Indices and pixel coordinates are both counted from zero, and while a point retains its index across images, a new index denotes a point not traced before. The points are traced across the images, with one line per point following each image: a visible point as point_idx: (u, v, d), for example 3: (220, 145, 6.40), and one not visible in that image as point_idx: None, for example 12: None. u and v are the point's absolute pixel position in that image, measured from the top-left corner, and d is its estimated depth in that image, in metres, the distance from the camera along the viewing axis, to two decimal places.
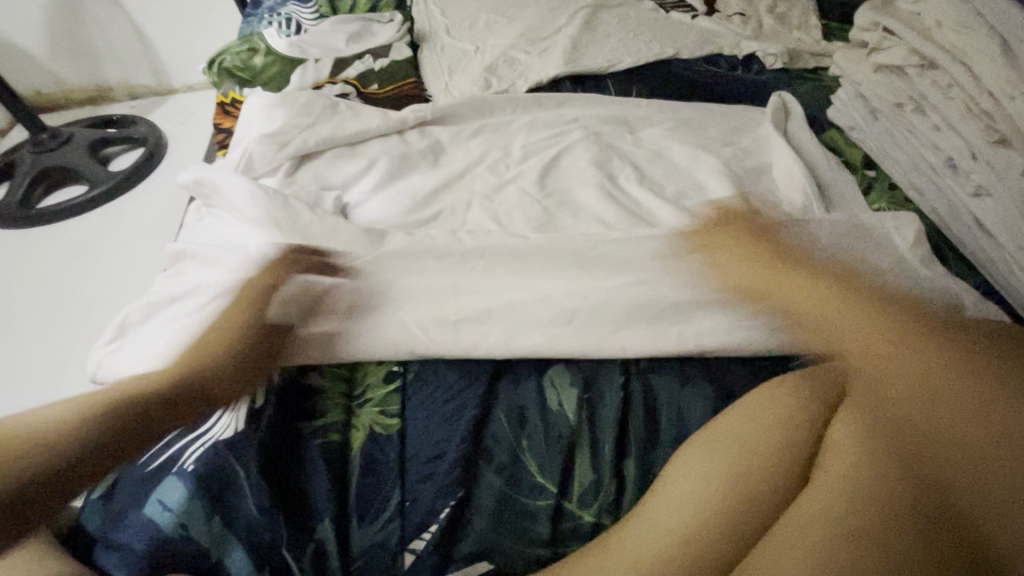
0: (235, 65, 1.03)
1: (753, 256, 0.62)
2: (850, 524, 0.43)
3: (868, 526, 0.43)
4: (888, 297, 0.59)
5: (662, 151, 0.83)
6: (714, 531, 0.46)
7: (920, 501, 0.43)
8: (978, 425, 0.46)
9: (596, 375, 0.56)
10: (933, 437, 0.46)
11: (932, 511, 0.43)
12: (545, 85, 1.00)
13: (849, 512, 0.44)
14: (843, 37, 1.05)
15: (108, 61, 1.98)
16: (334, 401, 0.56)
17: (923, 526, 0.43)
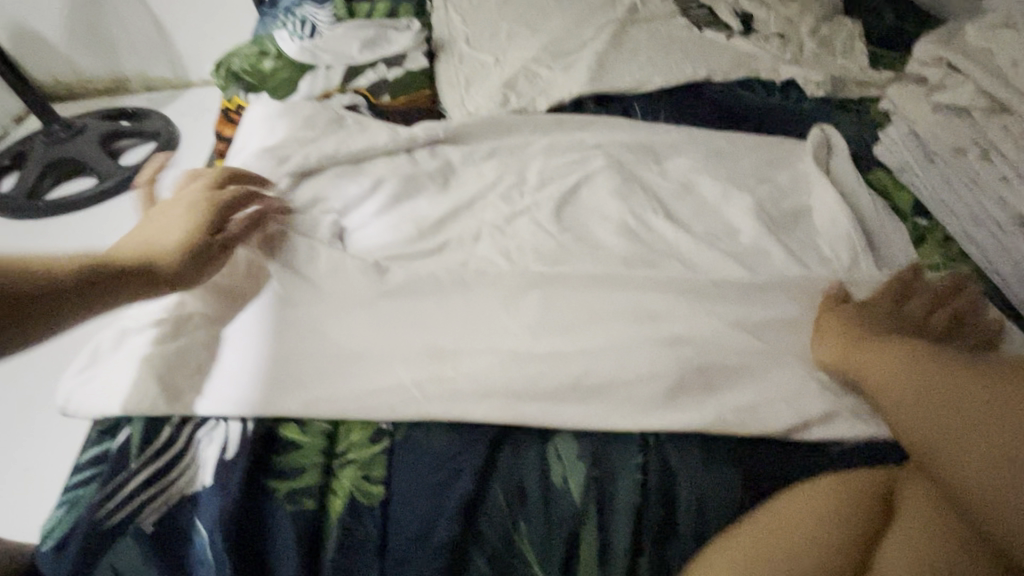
0: (243, 69, 1.00)
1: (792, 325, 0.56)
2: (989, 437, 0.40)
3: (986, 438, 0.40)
4: None
5: (690, 183, 0.76)
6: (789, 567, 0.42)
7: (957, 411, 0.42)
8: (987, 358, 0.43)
9: (606, 450, 0.50)
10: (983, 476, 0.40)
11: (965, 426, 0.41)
12: (568, 104, 0.93)
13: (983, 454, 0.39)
14: (892, 66, 0.98)
15: (125, 52, 1.95)
16: (311, 459, 0.50)
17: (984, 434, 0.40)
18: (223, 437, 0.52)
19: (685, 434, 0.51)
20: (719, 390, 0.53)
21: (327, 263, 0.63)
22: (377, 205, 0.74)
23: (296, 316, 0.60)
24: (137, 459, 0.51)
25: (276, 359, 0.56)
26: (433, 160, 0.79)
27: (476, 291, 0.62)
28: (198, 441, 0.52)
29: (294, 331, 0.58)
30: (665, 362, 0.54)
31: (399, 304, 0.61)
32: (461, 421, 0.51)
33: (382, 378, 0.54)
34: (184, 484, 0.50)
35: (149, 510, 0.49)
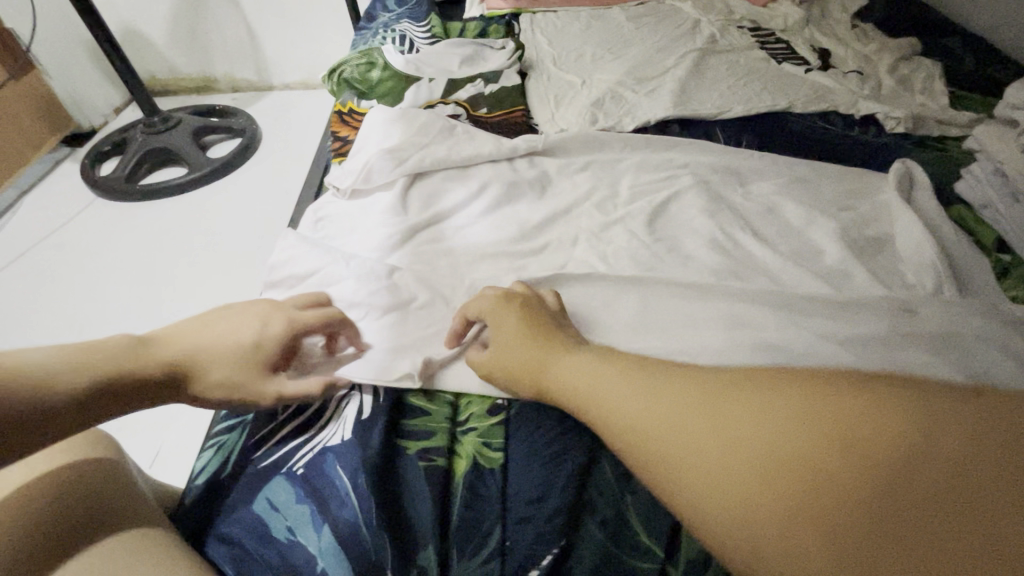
0: (354, 76, 1.09)
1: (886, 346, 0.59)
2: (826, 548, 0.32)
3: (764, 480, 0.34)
4: None
5: (774, 207, 0.81)
6: None
7: (948, 499, 0.30)
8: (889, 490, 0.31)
9: None
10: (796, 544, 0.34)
11: (773, 508, 0.34)
12: (653, 125, 0.99)
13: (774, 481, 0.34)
14: (972, 107, 1.00)
15: (220, 54, 2.12)
16: (439, 424, 0.57)
17: (806, 493, 0.33)
18: (358, 399, 0.59)
19: None
20: None
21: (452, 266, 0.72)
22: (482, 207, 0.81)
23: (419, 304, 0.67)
24: (286, 412, 0.60)
25: (406, 339, 0.63)
26: (532, 171, 0.86)
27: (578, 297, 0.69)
28: (335, 402, 0.60)
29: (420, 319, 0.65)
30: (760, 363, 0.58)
31: None
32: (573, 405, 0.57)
33: None
34: (326, 435, 0.57)
35: (297, 456, 0.56)
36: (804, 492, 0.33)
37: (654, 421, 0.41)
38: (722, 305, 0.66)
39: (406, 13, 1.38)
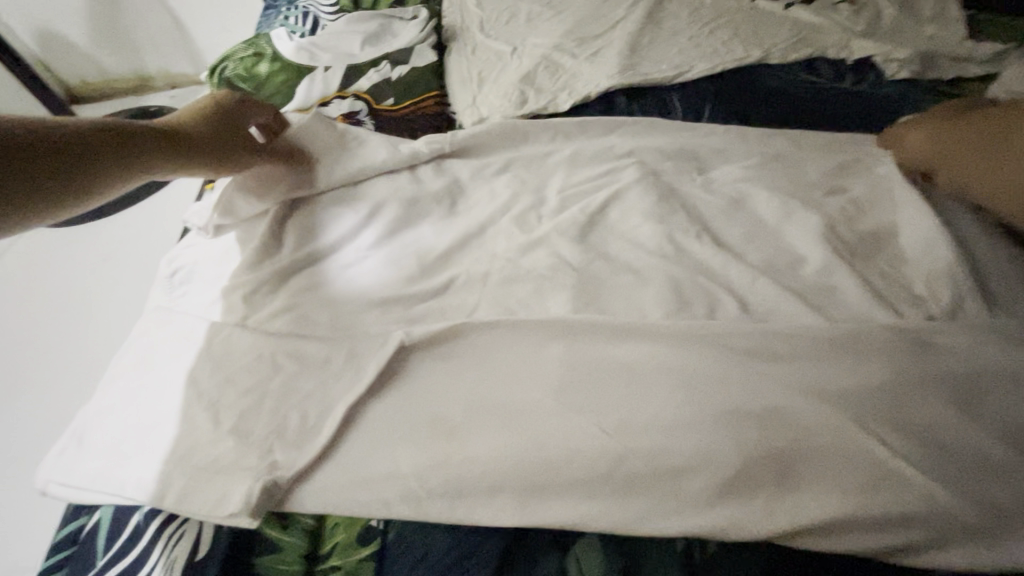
0: (238, 73, 0.92)
1: (892, 406, 0.43)
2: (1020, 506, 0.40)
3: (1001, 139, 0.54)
4: None
5: (747, 198, 0.63)
6: (996, 412, 0.43)
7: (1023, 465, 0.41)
8: None
9: (638, 565, 0.40)
10: None
11: None
12: (595, 99, 0.81)
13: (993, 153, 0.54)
14: (997, 34, 0.80)
15: (146, 49, 1.73)
16: (292, 567, 0.43)
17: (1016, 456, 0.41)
18: (192, 532, 0.45)
19: (743, 545, 0.41)
20: (799, 486, 0.41)
21: (329, 322, 0.57)
22: (375, 235, 0.65)
23: (279, 382, 0.52)
24: (106, 555, 0.46)
25: (262, 433, 0.49)
26: (438, 181, 0.69)
27: (487, 347, 0.52)
28: (163, 535, 0.46)
29: (280, 403, 0.51)
30: (719, 443, 0.42)
31: (400, 379, 0.51)
32: (465, 527, 0.43)
33: (374, 466, 0.46)
34: None
35: None
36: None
37: (997, 417, 0.43)
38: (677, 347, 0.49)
39: None
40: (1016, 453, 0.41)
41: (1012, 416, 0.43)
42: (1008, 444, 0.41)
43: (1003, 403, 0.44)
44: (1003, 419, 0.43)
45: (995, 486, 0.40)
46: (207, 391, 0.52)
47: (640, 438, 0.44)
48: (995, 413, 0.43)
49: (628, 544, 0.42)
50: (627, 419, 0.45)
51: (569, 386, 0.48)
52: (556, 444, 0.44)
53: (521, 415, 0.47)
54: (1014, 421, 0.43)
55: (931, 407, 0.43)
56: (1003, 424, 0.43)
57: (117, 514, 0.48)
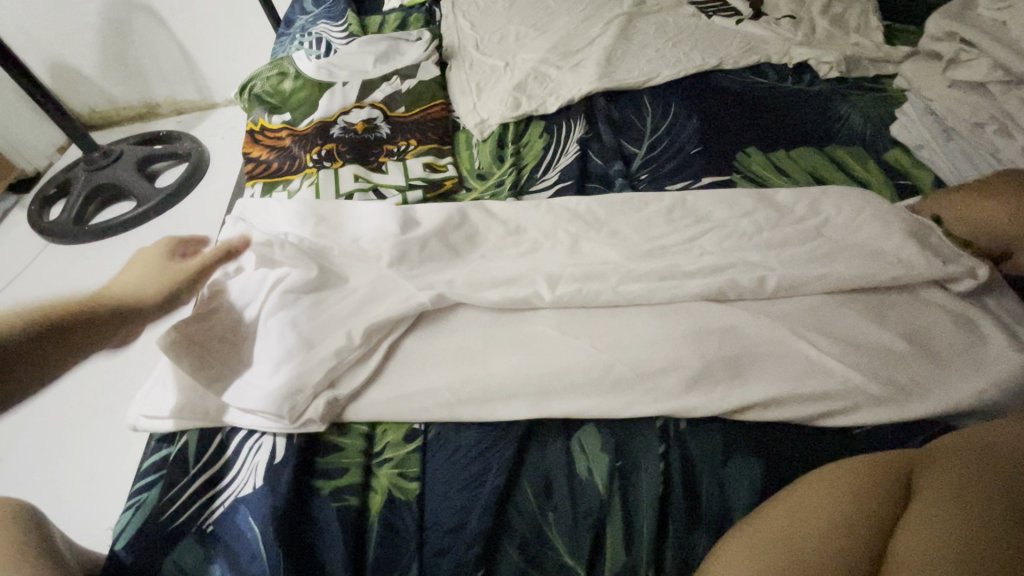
0: (265, 90, 1.04)
1: (817, 319, 0.56)
2: (917, 382, 0.51)
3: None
4: (965, 366, 0.52)
5: (707, 176, 0.77)
6: (898, 317, 0.56)
7: (918, 352, 0.53)
8: (947, 388, 0.51)
9: (629, 440, 0.52)
10: (927, 362, 0.52)
11: (935, 372, 0.52)
12: (578, 102, 0.94)
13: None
14: (909, 41, 0.96)
15: (156, 77, 1.79)
16: (353, 460, 0.54)
17: (912, 345, 0.53)
18: (270, 441, 0.56)
19: (708, 422, 0.52)
20: (747, 378, 0.53)
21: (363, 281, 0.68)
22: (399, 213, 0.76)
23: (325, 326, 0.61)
24: (196, 465, 0.56)
25: None
26: None
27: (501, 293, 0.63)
28: (247, 445, 0.57)
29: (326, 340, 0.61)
30: (686, 349, 0.54)
31: (430, 321, 0.63)
32: (492, 423, 0.54)
33: (415, 385, 0.57)
34: (236, 487, 0.54)
35: (206, 512, 0.53)
36: (919, 353, 0.53)
37: (899, 320, 0.56)
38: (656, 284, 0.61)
39: (323, 13, 1.31)
40: (912, 342, 0.54)
41: (911, 318, 0.56)
42: (904, 335, 0.54)
43: (904, 310, 0.56)
44: (904, 322, 0.55)
45: (896, 367, 0.52)
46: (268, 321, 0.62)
47: (626, 350, 0.56)
48: (901, 318, 0.56)
49: (620, 427, 0.53)
50: (615, 337, 0.57)
51: (568, 318, 0.60)
52: (562, 359, 0.56)
53: (531, 340, 0.59)
54: (911, 322, 0.55)
55: (851, 315, 0.56)
56: (904, 323, 0.55)
57: (201, 438, 0.58)
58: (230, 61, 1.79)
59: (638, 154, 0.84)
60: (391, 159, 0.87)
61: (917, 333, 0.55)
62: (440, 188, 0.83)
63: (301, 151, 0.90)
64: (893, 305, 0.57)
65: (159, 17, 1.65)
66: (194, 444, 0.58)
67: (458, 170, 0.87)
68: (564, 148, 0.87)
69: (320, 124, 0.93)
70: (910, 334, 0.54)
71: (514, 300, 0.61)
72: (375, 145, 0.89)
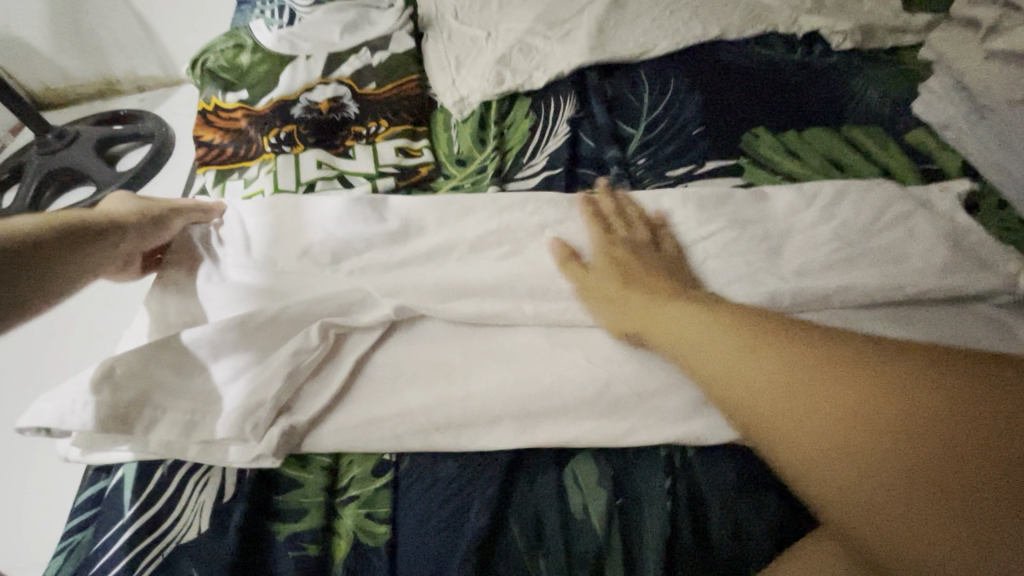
0: (218, 65, 0.93)
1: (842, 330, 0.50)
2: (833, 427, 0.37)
3: (853, 449, 0.34)
4: None
5: (711, 162, 0.70)
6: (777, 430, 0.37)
7: (879, 434, 0.34)
8: (941, 406, 0.34)
9: (630, 472, 0.45)
10: (864, 428, 0.34)
11: (901, 437, 0.33)
12: (569, 76, 0.85)
13: (956, 465, 0.32)
14: (928, 9, 0.87)
15: (107, 50, 1.64)
16: (313, 499, 0.47)
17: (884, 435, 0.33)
18: (220, 478, 0.49)
19: (718, 451, 0.45)
20: None
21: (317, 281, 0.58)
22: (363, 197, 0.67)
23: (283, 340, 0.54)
24: (133, 506, 0.49)
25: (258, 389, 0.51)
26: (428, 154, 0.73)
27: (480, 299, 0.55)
28: (192, 483, 0.50)
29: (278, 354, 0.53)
30: None
31: (403, 333, 0.55)
32: (474, 452, 0.47)
33: (385, 408, 0.49)
34: (179, 531, 0.47)
35: (143, 563, 0.46)
36: (872, 434, 0.34)
37: (782, 409, 0.37)
38: None
39: None
40: (857, 396, 0.35)
41: (799, 434, 0.36)
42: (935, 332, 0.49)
43: (787, 428, 0.37)
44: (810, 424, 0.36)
45: None
46: (195, 339, 0.52)
47: (624, 366, 0.49)
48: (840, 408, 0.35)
49: (621, 457, 0.46)
50: (611, 352, 0.50)
51: (558, 327, 0.53)
52: (553, 377, 0.49)
53: (518, 352, 0.52)
54: (814, 434, 0.35)
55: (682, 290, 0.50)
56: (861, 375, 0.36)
57: (137, 474, 0.51)
58: (189, 32, 1.64)
59: (634, 136, 0.75)
60: (359, 142, 0.77)
61: (821, 451, 0.35)
62: (414, 176, 0.74)
63: (258, 133, 0.80)
64: (813, 390, 0.37)
65: None
66: (129, 481, 0.50)
67: (435, 155, 0.79)
68: (552, 128, 0.78)
69: (280, 103, 0.83)
70: (842, 438, 0.35)
71: (494, 310, 0.53)
72: (341, 126, 0.80)
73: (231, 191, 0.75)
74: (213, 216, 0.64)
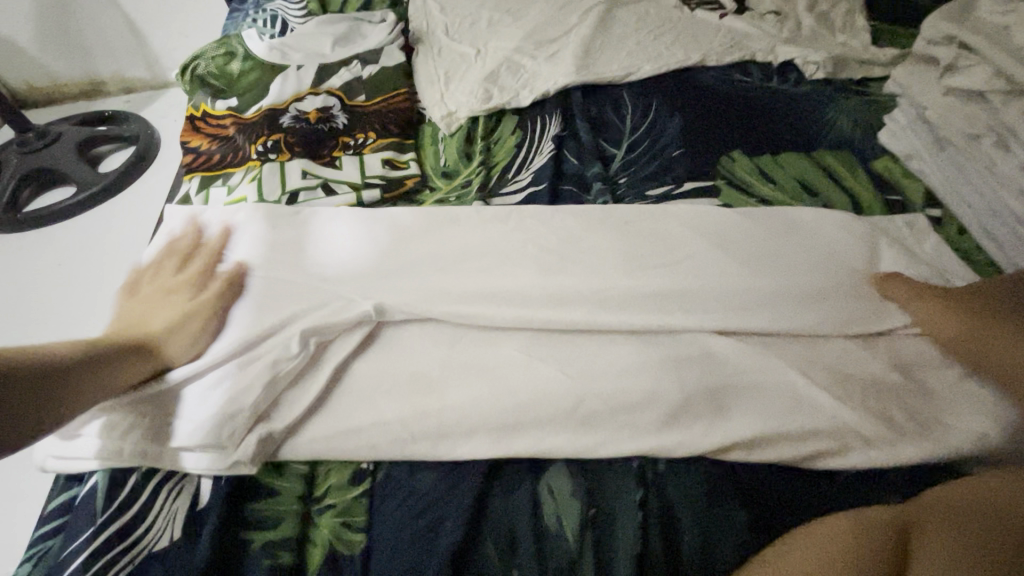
0: (209, 71, 0.94)
1: (808, 349, 0.52)
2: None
3: None
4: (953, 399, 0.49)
5: (689, 183, 0.72)
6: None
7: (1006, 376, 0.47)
8: None
9: (603, 484, 0.46)
10: None
11: None
12: (555, 96, 0.88)
13: None
14: (896, 43, 0.92)
15: (93, 52, 1.63)
16: (288, 507, 0.47)
17: None
18: (195, 486, 0.49)
19: (688, 461, 0.47)
20: (730, 413, 0.48)
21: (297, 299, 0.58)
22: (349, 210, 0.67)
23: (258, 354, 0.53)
24: None
25: (233, 401, 0.50)
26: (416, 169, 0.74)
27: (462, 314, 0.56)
28: (165, 490, 0.50)
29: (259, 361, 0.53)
30: (667, 381, 0.49)
31: (385, 343, 0.56)
32: (452, 462, 0.48)
33: (367, 418, 0.50)
34: (151, 537, 0.47)
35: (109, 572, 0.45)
36: None
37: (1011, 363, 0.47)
38: (634, 304, 0.55)
39: None
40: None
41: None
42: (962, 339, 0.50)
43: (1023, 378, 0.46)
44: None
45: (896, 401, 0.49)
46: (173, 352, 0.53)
47: (600, 381, 0.50)
48: None
49: (592, 471, 0.47)
50: (588, 365, 0.51)
51: (537, 339, 0.54)
52: (532, 390, 0.50)
53: (497, 363, 0.53)
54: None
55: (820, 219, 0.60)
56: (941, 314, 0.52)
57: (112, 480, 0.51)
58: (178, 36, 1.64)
59: (616, 156, 0.78)
60: (347, 153, 0.79)
61: None
62: (400, 187, 0.75)
63: (246, 141, 0.81)
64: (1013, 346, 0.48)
65: None
66: (106, 487, 0.51)
67: (421, 168, 0.80)
68: (538, 145, 0.80)
69: (270, 112, 0.84)
70: None
71: (477, 321, 0.55)
72: (329, 136, 0.81)
73: (215, 197, 0.76)
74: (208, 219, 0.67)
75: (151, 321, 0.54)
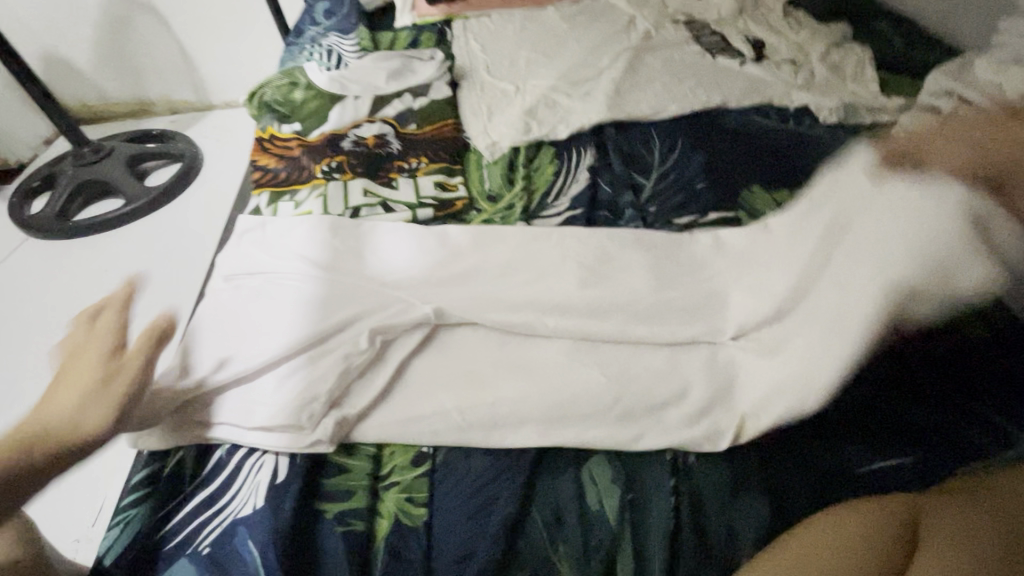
0: (275, 99, 1.04)
1: None
2: None
3: None
4: None
5: (712, 212, 0.79)
6: None
7: None
8: None
9: (638, 473, 0.52)
10: None
11: None
12: (588, 131, 0.96)
13: None
14: (902, 93, 1.00)
15: (152, 75, 1.76)
16: (359, 482, 0.53)
17: None
18: (274, 461, 0.54)
19: (717, 453, 0.52)
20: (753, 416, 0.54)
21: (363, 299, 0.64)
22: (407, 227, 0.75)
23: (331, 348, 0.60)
24: (196, 483, 0.55)
25: (311, 388, 0.57)
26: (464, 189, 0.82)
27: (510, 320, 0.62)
28: (247, 465, 0.55)
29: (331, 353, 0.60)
30: (697, 384, 0.55)
31: (441, 344, 0.62)
32: (505, 450, 0.54)
33: (428, 407, 0.56)
34: (236, 506, 0.52)
35: (205, 533, 0.51)
36: None
37: None
38: (666, 317, 0.61)
39: (334, 25, 1.32)
40: None
41: None
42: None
43: None
44: None
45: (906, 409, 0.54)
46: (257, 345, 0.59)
47: (636, 382, 0.56)
48: None
49: (629, 461, 0.53)
50: (625, 369, 0.57)
51: (579, 344, 0.60)
52: (576, 388, 0.56)
53: (544, 364, 0.59)
54: None
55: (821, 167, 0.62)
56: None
57: (198, 456, 0.57)
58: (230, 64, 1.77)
59: (646, 186, 0.85)
60: (402, 175, 0.87)
61: None
62: (451, 208, 0.83)
63: (310, 161, 0.90)
64: None
65: (160, 16, 1.63)
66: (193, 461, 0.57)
67: (468, 190, 0.88)
68: (574, 174, 0.88)
69: (332, 136, 0.93)
70: None
71: (525, 326, 0.61)
72: (387, 160, 0.89)
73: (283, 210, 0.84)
74: (277, 228, 0.73)
75: (60, 403, 0.51)
